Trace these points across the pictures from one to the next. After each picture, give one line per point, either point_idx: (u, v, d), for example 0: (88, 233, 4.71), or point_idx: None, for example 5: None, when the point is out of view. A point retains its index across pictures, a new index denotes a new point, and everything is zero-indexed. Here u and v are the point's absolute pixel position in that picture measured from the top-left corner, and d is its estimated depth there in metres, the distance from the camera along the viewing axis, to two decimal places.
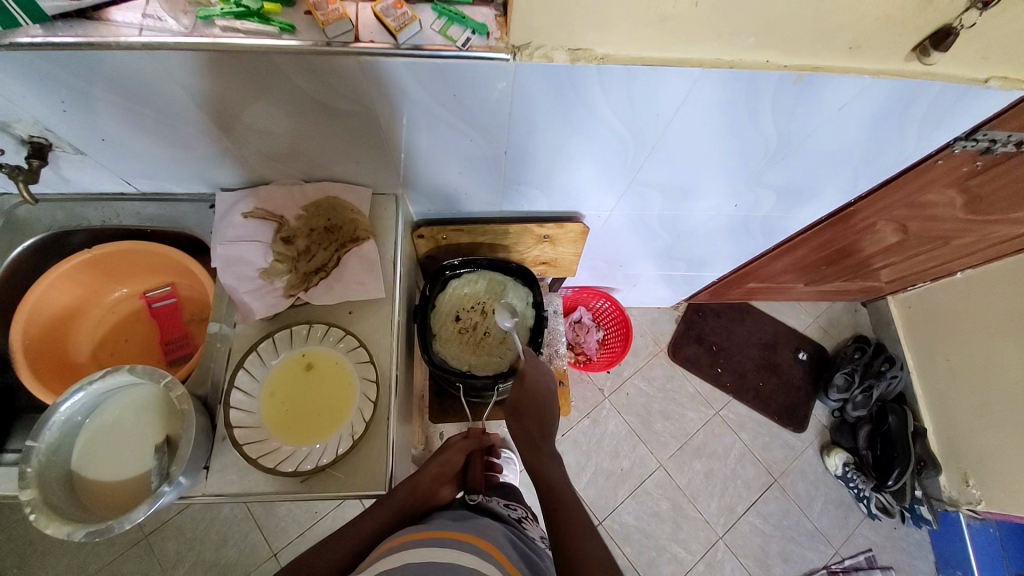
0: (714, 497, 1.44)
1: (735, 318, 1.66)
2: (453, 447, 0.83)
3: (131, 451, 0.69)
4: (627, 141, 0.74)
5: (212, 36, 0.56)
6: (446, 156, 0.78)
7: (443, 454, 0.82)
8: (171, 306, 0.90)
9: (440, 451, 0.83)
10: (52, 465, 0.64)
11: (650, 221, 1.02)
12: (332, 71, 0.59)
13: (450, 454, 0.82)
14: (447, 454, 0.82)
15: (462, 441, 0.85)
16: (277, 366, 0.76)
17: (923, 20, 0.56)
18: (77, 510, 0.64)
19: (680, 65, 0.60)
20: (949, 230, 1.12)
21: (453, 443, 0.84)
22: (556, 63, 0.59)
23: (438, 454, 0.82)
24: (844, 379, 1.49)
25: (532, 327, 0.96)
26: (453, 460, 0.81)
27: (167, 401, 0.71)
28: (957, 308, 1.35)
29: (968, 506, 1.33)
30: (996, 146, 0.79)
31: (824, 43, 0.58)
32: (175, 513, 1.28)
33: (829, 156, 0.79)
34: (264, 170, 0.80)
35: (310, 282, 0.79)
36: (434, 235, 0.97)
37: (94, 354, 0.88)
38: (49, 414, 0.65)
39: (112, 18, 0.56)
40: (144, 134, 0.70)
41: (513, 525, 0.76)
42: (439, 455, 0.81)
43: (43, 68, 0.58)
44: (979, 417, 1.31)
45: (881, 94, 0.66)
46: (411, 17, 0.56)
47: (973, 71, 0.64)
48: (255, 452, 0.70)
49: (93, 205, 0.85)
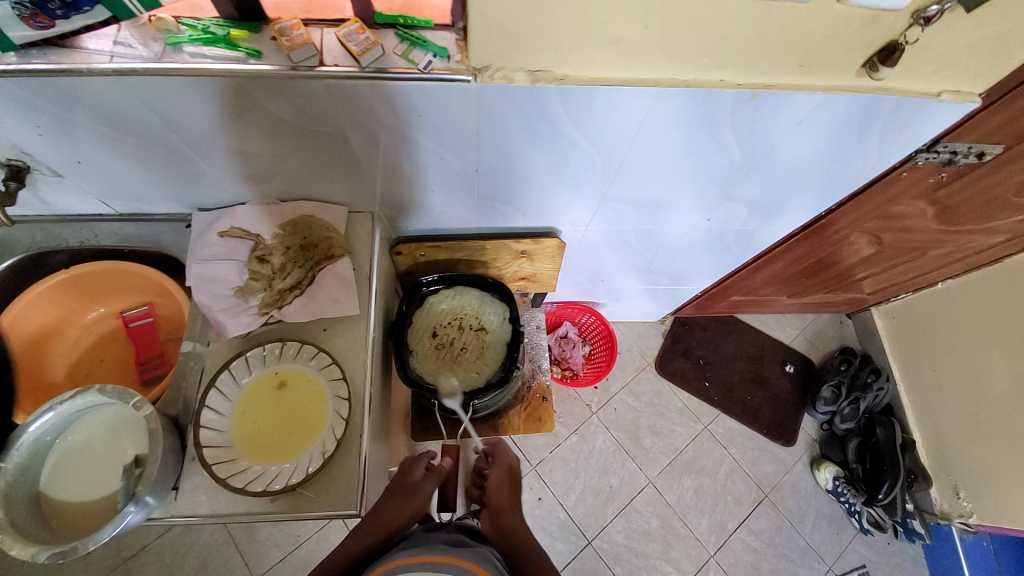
0: (704, 514, 1.42)
1: (721, 331, 1.67)
2: (420, 487, 0.77)
3: (100, 471, 0.68)
4: (596, 157, 0.76)
5: (181, 61, 0.57)
6: (418, 175, 0.79)
7: (408, 499, 0.75)
8: (149, 326, 0.90)
9: (403, 480, 0.78)
10: (18, 486, 0.64)
11: (627, 235, 1.03)
12: (300, 94, 0.61)
13: (418, 496, 0.76)
14: (412, 498, 0.75)
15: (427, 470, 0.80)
16: (248, 388, 0.76)
17: (869, 38, 0.59)
18: (42, 531, 0.63)
19: (637, 84, 0.62)
20: (923, 241, 1.13)
21: (422, 485, 0.77)
22: (517, 84, 0.61)
23: (401, 497, 0.75)
24: (831, 391, 1.49)
25: (507, 343, 0.97)
26: (421, 502, 0.75)
27: (137, 421, 0.70)
28: (939, 318, 1.37)
29: (960, 519, 1.32)
30: (959, 158, 0.81)
31: (776, 61, 0.61)
32: (154, 537, 1.25)
33: (795, 169, 0.81)
34: (240, 190, 0.82)
35: (285, 299, 0.80)
36: (412, 252, 0.98)
37: (69, 373, 0.87)
38: (17, 434, 0.64)
39: (84, 45, 0.58)
40: (120, 156, 0.72)
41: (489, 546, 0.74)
42: (402, 497, 0.75)
43: (18, 93, 0.59)
44: (965, 428, 1.30)
45: (837, 109, 0.68)
46: (373, 42, 0.58)
47: (924, 85, 0.66)
48: (225, 472, 0.69)
49: (71, 225, 0.86)
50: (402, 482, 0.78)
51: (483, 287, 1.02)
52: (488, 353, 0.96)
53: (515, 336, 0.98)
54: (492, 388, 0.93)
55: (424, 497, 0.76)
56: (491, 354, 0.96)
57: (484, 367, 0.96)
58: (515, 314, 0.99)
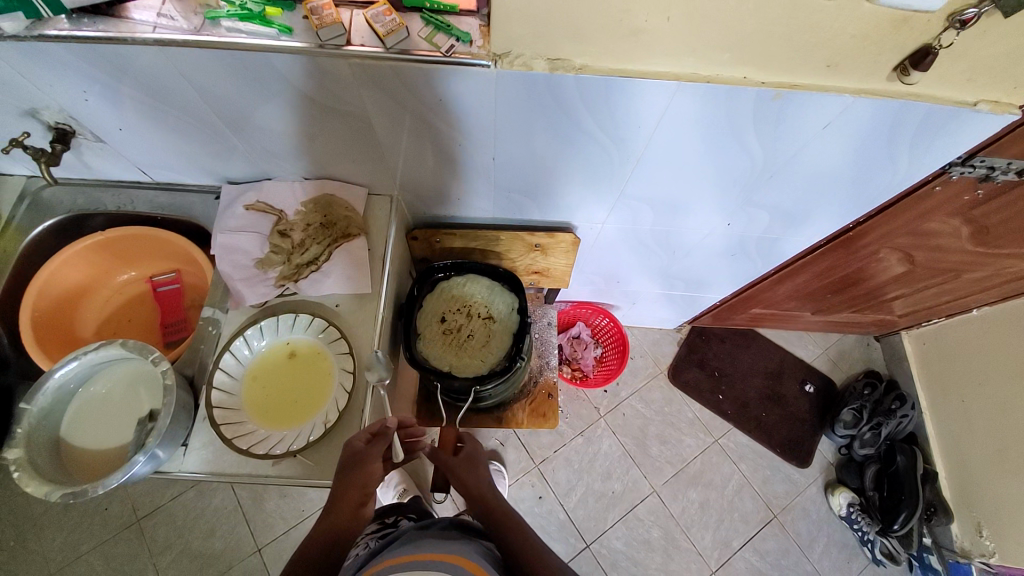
0: (709, 528, 1.39)
1: (739, 344, 1.63)
2: (370, 458, 0.68)
3: (117, 421, 0.72)
4: (613, 151, 0.75)
5: (218, 35, 0.60)
6: (437, 161, 0.81)
7: (358, 473, 0.67)
8: (174, 291, 0.95)
9: (352, 466, 0.67)
10: (41, 428, 0.68)
11: (644, 236, 1.02)
12: (327, 72, 0.63)
13: (368, 469, 0.67)
14: (361, 471, 0.67)
15: (371, 449, 0.69)
16: (262, 354, 0.79)
17: (902, 40, 0.57)
18: (59, 472, 0.67)
19: (658, 77, 0.62)
20: (957, 263, 1.08)
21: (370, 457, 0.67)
22: (536, 72, 0.61)
23: (350, 472, 0.66)
24: (852, 415, 1.43)
25: (512, 333, 0.98)
26: (376, 473, 0.68)
27: (154, 377, 0.74)
28: (973, 346, 1.29)
29: (980, 558, 1.24)
30: (996, 174, 0.77)
31: (801, 61, 0.60)
32: (167, 499, 1.30)
33: (820, 176, 0.79)
34: (267, 167, 0.85)
35: (301, 273, 0.83)
36: (428, 238, 1.00)
37: (99, 330, 0.93)
38: (44, 380, 0.68)
39: (130, 16, 0.61)
40: (157, 126, 0.76)
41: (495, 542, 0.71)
42: (350, 471, 0.67)
43: (68, 59, 0.63)
44: (993, 464, 1.23)
45: (866, 114, 0.65)
46: (399, 24, 0.59)
47: (960, 94, 0.63)
48: (232, 432, 0.72)
49: (110, 191, 0.91)
50: (349, 456, 0.68)
51: (494, 278, 1.03)
52: (493, 341, 0.97)
53: (521, 327, 0.99)
54: (494, 376, 0.93)
55: (373, 472, 0.67)
56: (497, 343, 0.97)
57: (489, 355, 0.96)
58: (523, 306, 1.00)
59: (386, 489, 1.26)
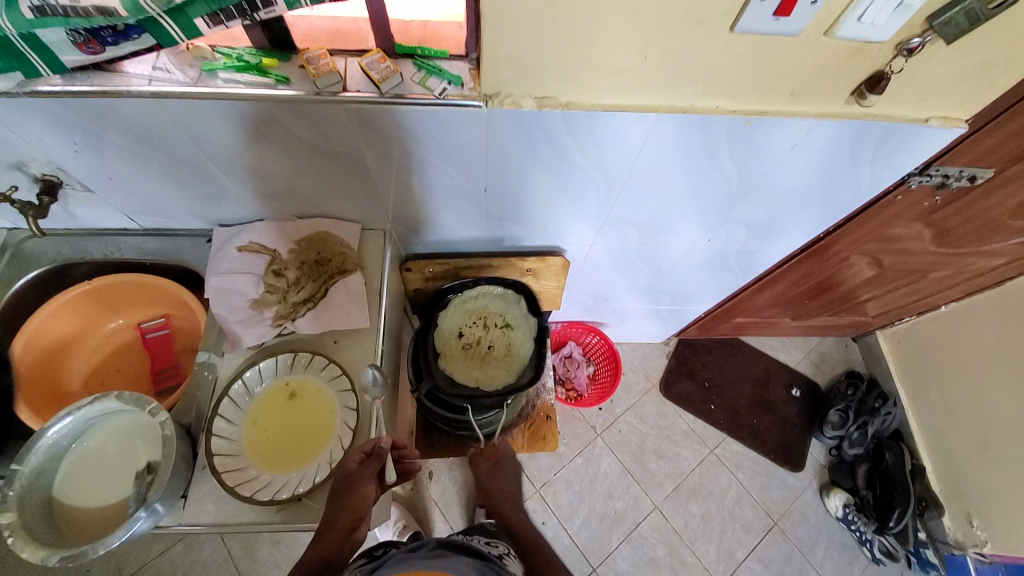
0: (712, 541, 1.39)
1: (726, 353, 1.67)
2: (362, 480, 0.68)
3: (116, 475, 0.70)
4: (599, 180, 0.80)
5: (215, 86, 0.62)
6: (431, 195, 0.83)
7: (353, 496, 0.67)
8: (164, 337, 0.94)
9: (345, 489, 0.68)
10: (32, 490, 0.65)
11: (630, 255, 1.05)
12: (320, 117, 0.65)
13: (362, 492, 0.67)
14: (356, 493, 0.67)
15: (359, 469, 0.69)
16: (260, 397, 0.78)
17: (858, 67, 0.62)
18: (54, 536, 0.64)
19: (638, 110, 0.66)
20: (923, 264, 1.15)
21: (364, 481, 0.68)
22: (525, 110, 0.65)
23: (344, 496, 0.67)
24: (839, 416, 1.48)
25: (533, 338, 0.99)
26: (370, 495, 0.68)
27: (151, 428, 0.72)
28: (944, 341, 1.36)
29: (974, 548, 1.28)
30: (951, 181, 0.84)
31: (767, 91, 0.65)
32: (155, 555, 1.24)
33: (791, 191, 0.84)
34: (260, 209, 0.86)
35: (298, 311, 0.82)
36: (421, 268, 1.01)
37: (86, 382, 0.91)
38: (36, 439, 0.66)
39: (125, 70, 0.62)
40: (148, 174, 0.76)
41: (494, 562, 0.69)
42: (342, 497, 0.67)
43: (60, 114, 0.64)
44: (975, 454, 1.28)
45: (827, 135, 0.71)
46: (393, 70, 0.62)
47: (912, 112, 0.69)
48: (233, 480, 0.71)
49: (95, 239, 0.89)
50: (342, 478, 0.69)
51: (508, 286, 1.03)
52: (515, 347, 0.99)
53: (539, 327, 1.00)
54: (522, 385, 0.94)
55: (367, 494, 0.67)
56: (518, 349, 0.98)
57: (513, 363, 0.97)
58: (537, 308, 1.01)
59: (385, 528, 1.22)
